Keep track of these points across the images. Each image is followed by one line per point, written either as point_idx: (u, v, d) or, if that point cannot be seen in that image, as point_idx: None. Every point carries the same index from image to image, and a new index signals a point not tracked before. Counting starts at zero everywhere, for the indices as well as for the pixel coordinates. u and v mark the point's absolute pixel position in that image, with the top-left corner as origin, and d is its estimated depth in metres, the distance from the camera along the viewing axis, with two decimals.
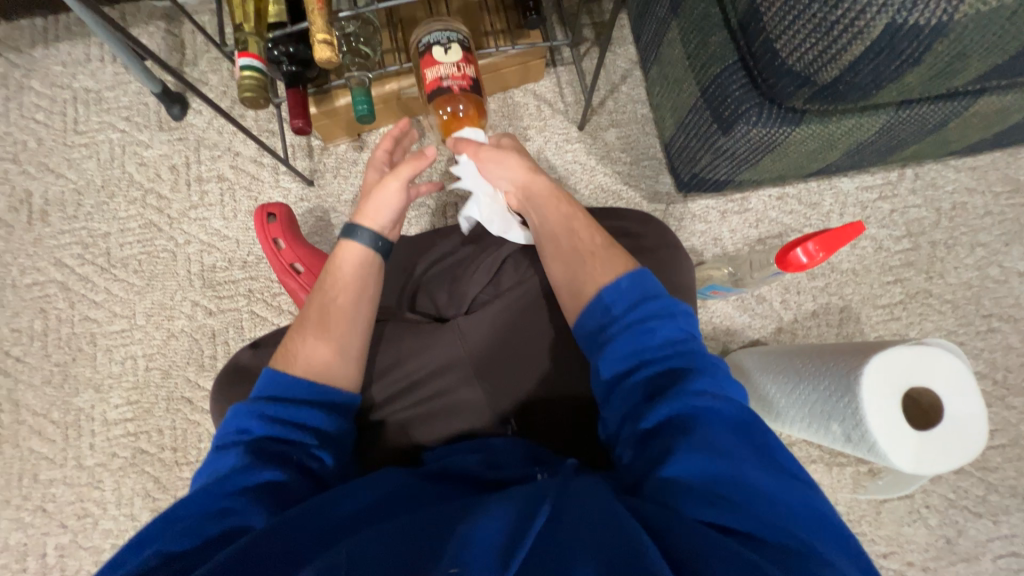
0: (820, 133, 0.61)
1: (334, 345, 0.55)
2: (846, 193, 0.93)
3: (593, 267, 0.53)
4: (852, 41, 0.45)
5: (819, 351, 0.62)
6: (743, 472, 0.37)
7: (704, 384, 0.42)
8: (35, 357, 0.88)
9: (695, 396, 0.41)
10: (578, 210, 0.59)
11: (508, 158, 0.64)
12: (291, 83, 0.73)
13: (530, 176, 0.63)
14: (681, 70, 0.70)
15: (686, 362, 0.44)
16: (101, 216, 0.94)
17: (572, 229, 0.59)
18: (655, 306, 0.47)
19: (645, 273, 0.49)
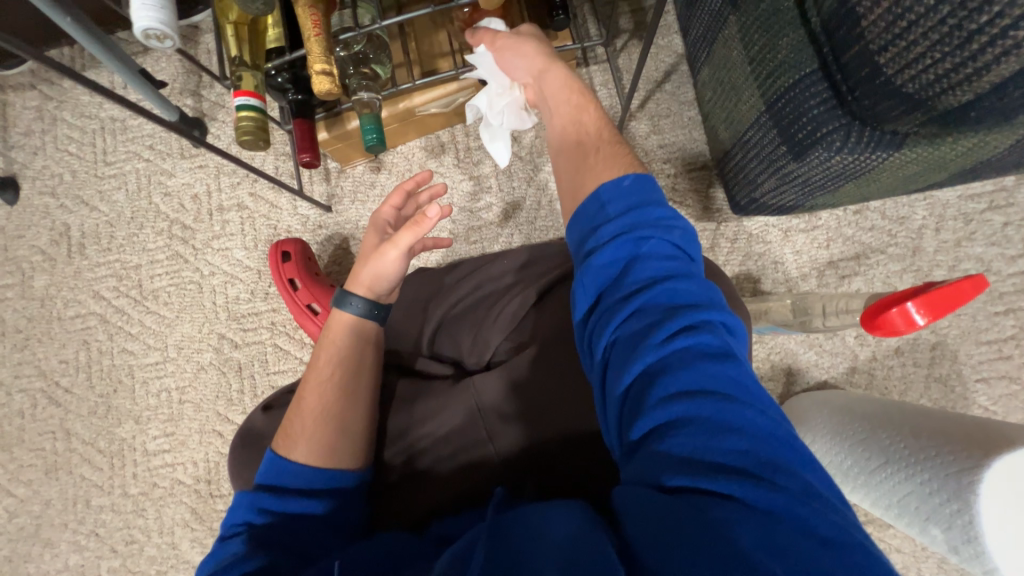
0: (925, 157, 0.48)
1: (326, 417, 0.58)
2: (944, 204, 0.77)
3: (597, 164, 0.48)
4: (1000, 57, 0.36)
5: (912, 427, 0.51)
6: (719, 416, 0.34)
7: (689, 318, 0.38)
8: (82, 388, 0.92)
9: (675, 328, 0.37)
10: (589, 103, 0.54)
11: (527, 45, 0.58)
12: (297, 113, 0.68)
13: (546, 66, 0.57)
14: (739, 77, 0.57)
15: (668, 286, 0.40)
16: (132, 247, 0.95)
17: (580, 124, 0.54)
18: (643, 222, 0.42)
19: (644, 180, 0.44)
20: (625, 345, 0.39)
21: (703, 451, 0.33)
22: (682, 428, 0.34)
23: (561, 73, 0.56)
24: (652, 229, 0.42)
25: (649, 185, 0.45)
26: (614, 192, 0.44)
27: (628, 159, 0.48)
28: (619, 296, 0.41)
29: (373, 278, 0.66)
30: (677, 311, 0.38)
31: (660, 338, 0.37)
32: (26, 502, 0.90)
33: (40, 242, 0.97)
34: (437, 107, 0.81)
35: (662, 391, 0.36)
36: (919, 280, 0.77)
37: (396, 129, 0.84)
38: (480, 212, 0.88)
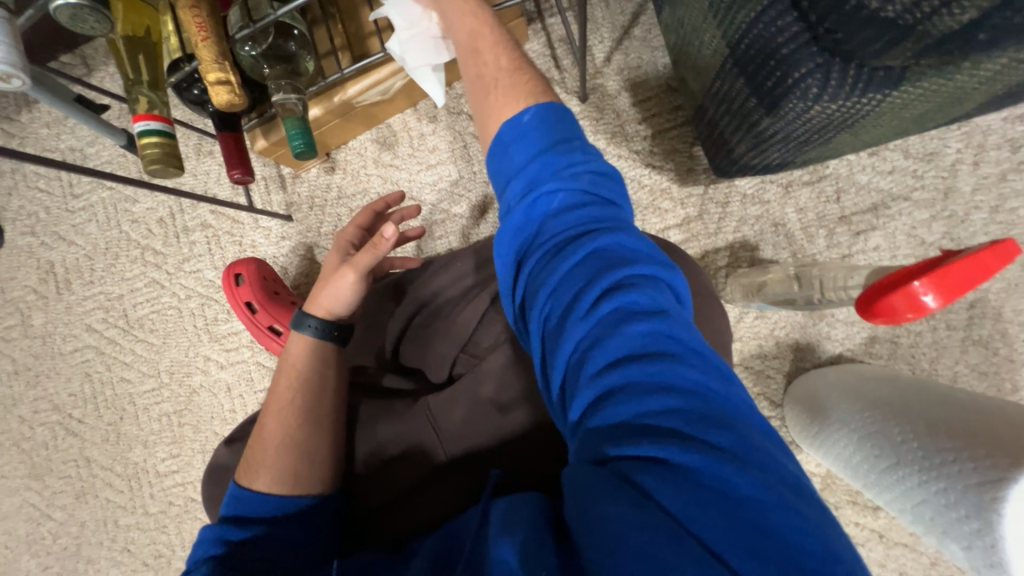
0: (937, 90, 0.38)
1: (289, 445, 0.55)
2: (984, 131, 0.64)
3: (497, 101, 0.40)
4: None
5: (928, 424, 0.44)
6: (658, 381, 0.29)
7: (616, 273, 0.32)
8: (92, 418, 0.96)
9: (603, 287, 0.32)
10: (484, 29, 0.44)
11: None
12: (221, 127, 0.62)
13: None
14: (697, 14, 0.47)
15: (592, 238, 0.34)
16: (112, 278, 0.95)
17: (477, 50, 0.44)
18: (556, 164, 0.36)
19: (552, 114, 0.37)
20: (545, 315, 0.34)
21: (632, 422, 0.29)
22: (605, 401, 0.29)
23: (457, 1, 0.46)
24: (562, 173, 0.36)
25: (556, 119, 0.37)
26: (516, 137, 0.37)
27: (530, 91, 0.40)
28: (536, 260, 0.35)
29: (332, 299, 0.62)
30: (595, 266, 0.33)
31: (578, 299, 0.32)
32: (64, 524, 0.97)
33: (31, 282, 0.99)
34: (377, 94, 0.73)
35: (585, 362, 0.31)
36: (953, 227, 0.65)
37: (340, 124, 0.77)
38: (443, 202, 0.81)
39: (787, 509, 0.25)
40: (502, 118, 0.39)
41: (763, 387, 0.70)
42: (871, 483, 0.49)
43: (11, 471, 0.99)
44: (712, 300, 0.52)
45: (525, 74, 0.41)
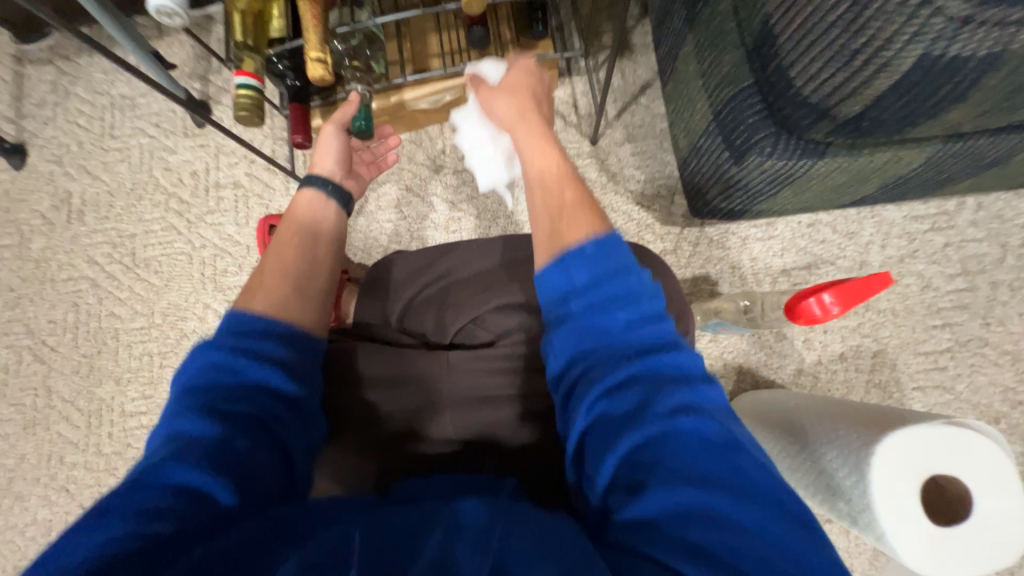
0: (848, 167, 0.54)
1: (288, 277, 0.52)
2: (890, 223, 0.83)
3: (567, 226, 0.44)
4: (878, 73, 0.41)
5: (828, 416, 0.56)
6: (719, 505, 0.31)
7: (676, 396, 0.35)
8: (67, 348, 0.95)
9: (663, 405, 0.34)
10: (551, 163, 0.49)
11: (499, 98, 0.56)
12: (295, 98, 0.73)
13: (515, 124, 0.54)
14: (694, 90, 0.64)
15: (646, 362, 0.37)
16: (128, 217, 0.99)
17: (546, 178, 0.49)
18: (615, 279, 0.39)
19: (612, 241, 0.41)
20: (591, 412, 0.37)
21: (683, 539, 0.30)
22: (647, 501, 0.32)
23: (527, 130, 0.53)
24: (622, 290, 0.39)
25: (613, 247, 0.41)
26: (572, 252, 0.41)
27: (586, 217, 0.44)
28: (591, 358, 0.38)
29: (324, 161, 0.65)
30: (650, 379, 0.36)
31: (630, 404, 0.35)
32: (1, 455, 0.93)
33: (41, 207, 1.01)
34: (427, 103, 0.86)
35: (629, 467, 0.34)
36: None
37: (388, 120, 0.89)
38: (462, 204, 0.94)
39: None
40: (562, 242, 0.43)
41: None
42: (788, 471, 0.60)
43: None
44: (686, 309, 0.62)
45: (581, 203, 0.46)
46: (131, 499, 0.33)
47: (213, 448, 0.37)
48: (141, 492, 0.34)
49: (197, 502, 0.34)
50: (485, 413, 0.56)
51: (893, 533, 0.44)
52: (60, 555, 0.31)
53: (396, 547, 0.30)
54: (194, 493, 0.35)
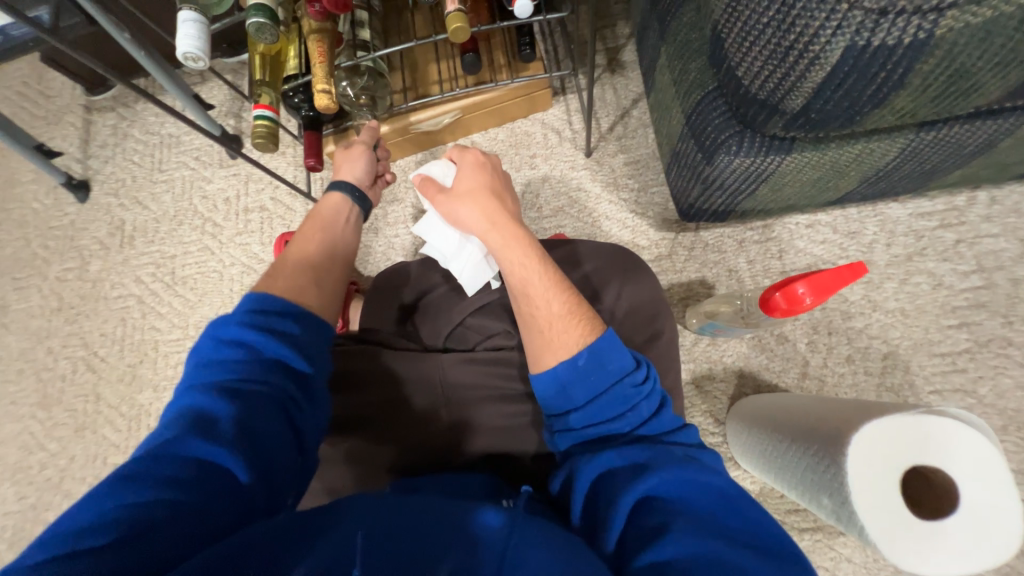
0: (819, 161, 0.55)
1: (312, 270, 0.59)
2: (894, 221, 0.81)
3: (552, 342, 0.54)
4: (810, 67, 0.39)
5: None
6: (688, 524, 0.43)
7: (658, 473, 0.46)
8: (114, 358, 1.06)
9: (654, 520, 0.44)
10: (530, 275, 0.57)
11: (462, 207, 0.62)
12: (308, 127, 0.81)
13: (486, 231, 0.60)
14: (669, 97, 0.66)
15: (638, 462, 0.48)
16: (170, 241, 1.11)
17: (528, 291, 0.58)
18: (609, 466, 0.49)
19: (600, 349, 0.52)
20: (612, 500, 0.47)
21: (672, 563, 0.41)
22: (663, 546, 0.42)
23: (502, 238, 0.60)
24: (618, 387, 0.51)
25: (611, 356, 0.52)
26: (566, 381, 0.52)
27: (583, 330, 0.54)
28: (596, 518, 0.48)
29: (350, 170, 0.70)
30: (634, 469, 0.48)
31: (631, 457, 0.49)
32: (55, 456, 1.03)
33: (99, 234, 1.14)
34: (429, 126, 0.93)
35: (640, 517, 0.46)
36: (870, 291, 0.80)
37: (395, 143, 0.96)
38: None
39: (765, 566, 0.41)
40: (558, 353, 0.53)
41: (709, 404, 0.81)
42: None
43: (22, 399, 1.06)
44: (665, 308, 0.62)
45: (577, 313, 0.55)
46: (164, 465, 0.39)
47: (235, 431, 0.42)
48: (176, 464, 0.39)
49: (221, 476, 0.40)
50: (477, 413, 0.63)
51: (874, 523, 0.43)
52: (94, 512, 0.36)
53: (412, 558, 0.36)
54: (218, 472, 0.40)
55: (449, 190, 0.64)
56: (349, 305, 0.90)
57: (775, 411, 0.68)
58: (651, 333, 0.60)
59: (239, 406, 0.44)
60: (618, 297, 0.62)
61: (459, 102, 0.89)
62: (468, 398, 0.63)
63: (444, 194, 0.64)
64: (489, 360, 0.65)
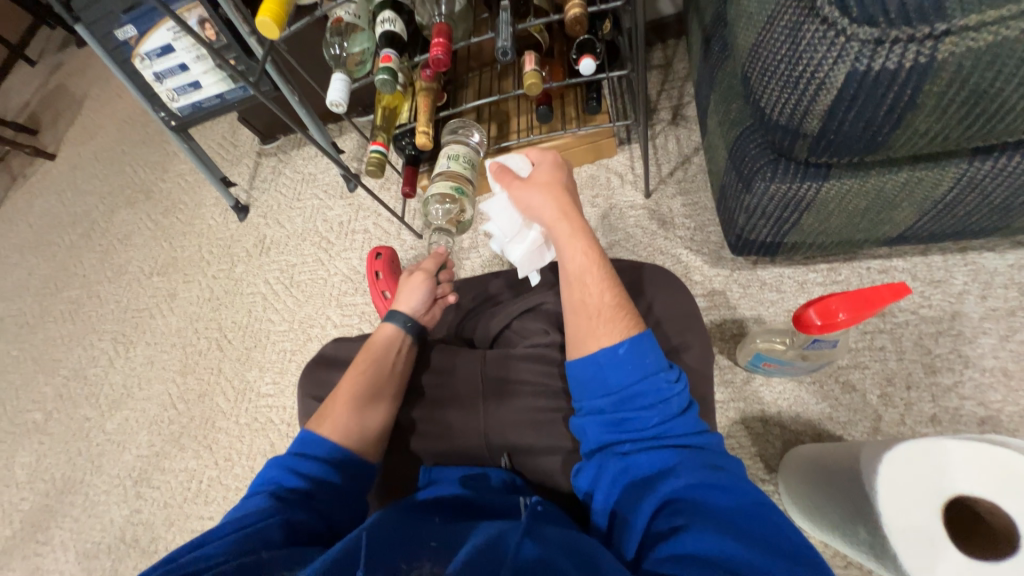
0: (860, 189, 0.56)
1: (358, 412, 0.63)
2: (990, 271, 0.74)
3: (600, 329, 0.58)
4: (819, 91, 0.43)
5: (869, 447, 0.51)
6: (712, 530, 0.43)
7: (684, 479, 0.47)
8: (237, 341, 1.30)
9: (677, 520, 0.45)
10: (590, 265, 0.63)
11: (536, 197, 0.69)
12: (410, 163, 1.01)
13: (555, 220, 0.67)
14: (717, 137, 0.72)
15: (665, 465, 0.50)
16: (294, 253, 1.37)
17: (585, 281, 0.63)
18: (636, 466, 0.51)
19: (642, 341, 0.55)
20: (636, 500, 0.49)
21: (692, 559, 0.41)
22: (680, 540, 0.43)
23: (568, 228, 0.66)
24: (652, 379, 0.53)
25: (650, 350, 0.55)
26: (600, 371, 0.55)
27: (627, 323, 0.58)
28: (621, 514, 0.50)
29: (408, 299, 0.77)
30: (660, 473, 0.49)
31: (658, 462, 0.50)
32: (181, 414, 1.26)
33: (247, 245, 1.46)
34: None
35: (660, 517, 0.47)
36: (960, 345, 0.72)
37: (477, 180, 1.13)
38: None
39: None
40: (602, 342, 0.57)
41: (759, 447, 0.76)
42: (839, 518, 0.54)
43: (169, 366, 1.35)
44: (698, 322, 0.65)
45: (624, 307, 0.60)
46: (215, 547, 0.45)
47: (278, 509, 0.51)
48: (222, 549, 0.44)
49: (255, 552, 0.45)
50: (513, 402, 0.69)
51: (909, 556, 0.39)
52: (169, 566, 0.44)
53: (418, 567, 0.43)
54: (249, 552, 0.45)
55: (527, 179, 0.72)
56: None
57: (820, 451, 0.63)
58: (682, 341, 0.63)
59: (278, 510, 0.50)
60: (652, 303, 0.66)
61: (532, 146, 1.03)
62: (507, 388, 0.70)
63: (521, 181, 0.72)
64: (530, 356, 0.72)
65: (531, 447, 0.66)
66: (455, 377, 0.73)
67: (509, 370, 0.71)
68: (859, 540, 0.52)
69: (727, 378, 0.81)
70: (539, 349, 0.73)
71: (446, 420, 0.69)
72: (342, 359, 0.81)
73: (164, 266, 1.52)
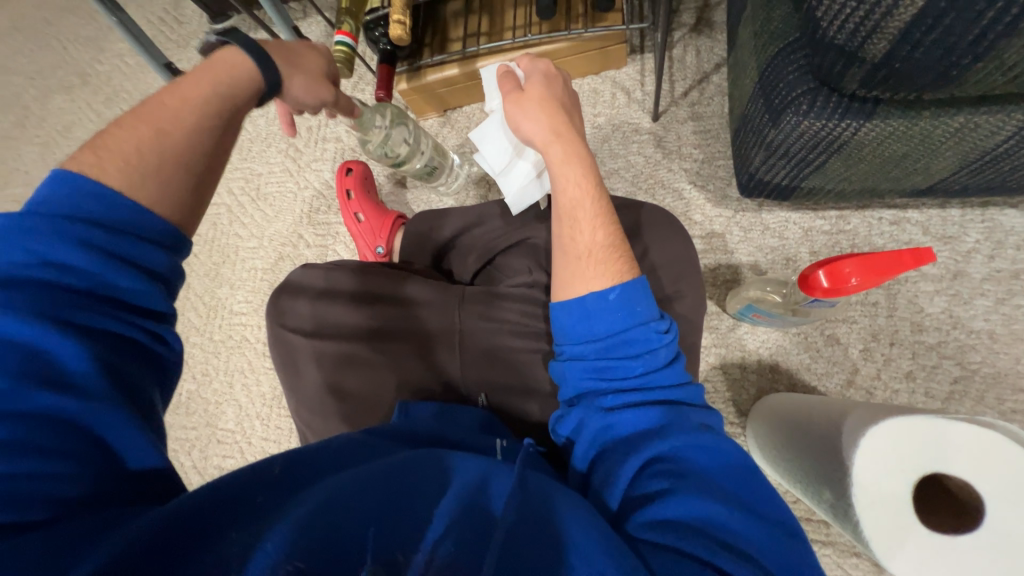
0: (906, 132, 0.48)
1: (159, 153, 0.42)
2: (1005, 230, 0.70)
3: (590, 274, 0.55)
4: (899, 3, 0.34)
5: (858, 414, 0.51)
6: (698, 493, 0.43)
7: (672, 440, 0.47)
8: (203, 255, 1.22)
9: (662, 477, 0.45)
10: (585, 200, 0.58)
11: (528, 115, 0.60)
12: (384, 60, 0.86)
13: (548, 144, 0.60)
14: (747, 52, 0.61)
15: (653, 422, 0.49)
16: (259, 160, 1.23)
17: (577, 218, 0.58)
18: (622, 422, 0.50)
19: (635, 289, 0.52)
20: (622, 455, 0.48)
21: (676, 519, 0.42)
22: (665, 504, 0.43)
23: (563, 153, 0.59)
24: (641, 328, 0.51)
25: (642, 298, 0.53)
26: (587, 315, 0.53)
27: (621, 268, 0.55)
28: (603, 465, 0.49)
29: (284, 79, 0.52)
30: (647, 432, 0.48)
31: (645, 420, 0.49)
32: None
33: None
34: None
35: (644, 475, 0.47)
36: (954, 304, 0.70)
37: (464, 87, 0.98)
38: None
39: (777, 541, 0.41)
40: (591, 288, 0.54)
41: (734, 393, 0.77)
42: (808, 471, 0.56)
43: None
44: (695, 268, 0.60)
45: (619, 248, 0.56)
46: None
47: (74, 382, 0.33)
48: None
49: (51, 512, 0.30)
50: (492, 343, 0.66)
51: (872, 526, 0.39)
52: None
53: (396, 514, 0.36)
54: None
55: (521, 92, 0.62)
56: (394, 236, 0.93)
57: (798, 407, 0.63)
58: (674, 289, 0.59)
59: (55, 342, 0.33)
60: (649, 245, 0.60)
61: (531, 47, 0.88)
62: (489, 326, 0.67)
63: (514, 94, 0.62)
64: (512, 295, 0.68)
65: (510, 388, 0.65)
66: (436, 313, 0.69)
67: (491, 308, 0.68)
68: (823, 498, 0.54)
69: (714, 325, 0.79)
70: (521, 289, 0.68)
71: (426, 356, 0.68)
72: (312, 288, 0.75)
73: None
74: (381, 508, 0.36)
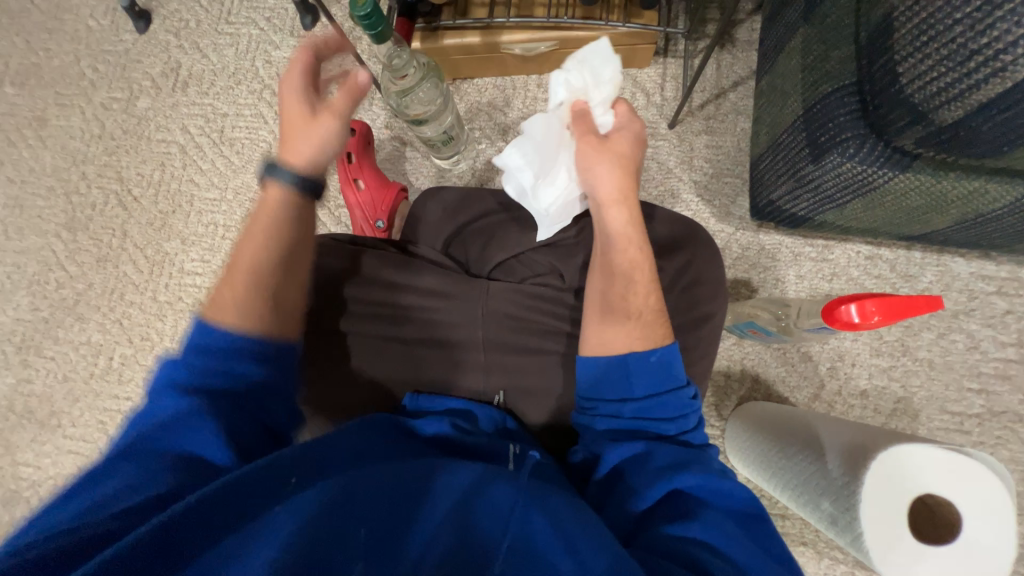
0: (927, 188, 0.53)
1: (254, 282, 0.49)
2: (953, 275, 0.81)
3: (635, 335, 0.56)
4: (989, 78, 0.39)
5: (868, 432, 0.57)
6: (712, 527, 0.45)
7: (693, 477, 0.48)
8: (147, 201, 1.05)
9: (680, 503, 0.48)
10: (642, 262, 0.58)
11: (604, 164, 0.61)
12: (403, 13, 0.81)
13: (612, 202, 0.61)
14: (790, 83, 0.63)
15: (676, 457, 0.51)
16: (226, 98, 1.07)
17: (630, 278, 0.59)
18: (642, 452, 0.52)
19: (675, 355, 0.55)
20: (644, 479, 0.50)
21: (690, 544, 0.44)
22: (686, 525, 0.45)
23: (625, 213, 0.61)
24: (676, 392, 0.54)
25: (679, 362, 0.55)
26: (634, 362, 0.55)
27: (662, 333, 0.56)
28: (621, 484, 0.51)
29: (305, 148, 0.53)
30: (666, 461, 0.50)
31: (666, 453, 0.51)
32: (74, 279, 1.04)
33: (152, 71, 1.09)
34: (521, 50, 0.88)
35: (665, 505, 0.48)
36: (906, 335, 0.80)
37: (481, 58, 0.92)
38: None
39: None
40: (635, 344, 0.55)
41: (717, 398, 0.83)
42: (791, 471, 0.65)
43: (49, 216, 1.06)
44: (720, 287, 0.63)
45: (663, 316, 0.57)
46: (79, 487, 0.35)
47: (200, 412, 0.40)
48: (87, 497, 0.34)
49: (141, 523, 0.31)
50: (510, 343, 0.65)
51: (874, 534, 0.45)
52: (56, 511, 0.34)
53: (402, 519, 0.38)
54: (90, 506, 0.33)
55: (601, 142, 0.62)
56: (396, 209, 0.87)
57: (786, 420, 0.70)
58: (705, 311, 0.61)
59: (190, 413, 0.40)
60: (683, 265, 0.62)
61: (561, 31, 0.83)
62: (508, 325, 0.65)
63: (595, 137, 0.62)
64: (535, 293, 0.67)
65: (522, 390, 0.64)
66: (456, 304, 0.65)
67: (510, 309, 0.65)
68: (822, 509, 0.57)
69: None
70: (546, 289, 0.67)
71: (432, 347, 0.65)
72: (306, 261, 0.68)
73: (22, 75, 1.11)
74: (383, 515, 0.38)
